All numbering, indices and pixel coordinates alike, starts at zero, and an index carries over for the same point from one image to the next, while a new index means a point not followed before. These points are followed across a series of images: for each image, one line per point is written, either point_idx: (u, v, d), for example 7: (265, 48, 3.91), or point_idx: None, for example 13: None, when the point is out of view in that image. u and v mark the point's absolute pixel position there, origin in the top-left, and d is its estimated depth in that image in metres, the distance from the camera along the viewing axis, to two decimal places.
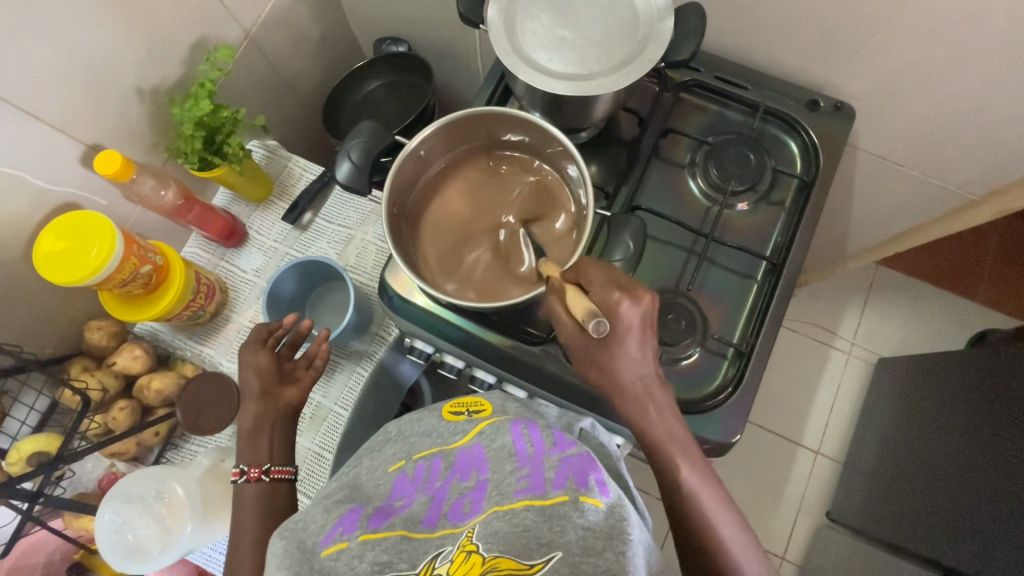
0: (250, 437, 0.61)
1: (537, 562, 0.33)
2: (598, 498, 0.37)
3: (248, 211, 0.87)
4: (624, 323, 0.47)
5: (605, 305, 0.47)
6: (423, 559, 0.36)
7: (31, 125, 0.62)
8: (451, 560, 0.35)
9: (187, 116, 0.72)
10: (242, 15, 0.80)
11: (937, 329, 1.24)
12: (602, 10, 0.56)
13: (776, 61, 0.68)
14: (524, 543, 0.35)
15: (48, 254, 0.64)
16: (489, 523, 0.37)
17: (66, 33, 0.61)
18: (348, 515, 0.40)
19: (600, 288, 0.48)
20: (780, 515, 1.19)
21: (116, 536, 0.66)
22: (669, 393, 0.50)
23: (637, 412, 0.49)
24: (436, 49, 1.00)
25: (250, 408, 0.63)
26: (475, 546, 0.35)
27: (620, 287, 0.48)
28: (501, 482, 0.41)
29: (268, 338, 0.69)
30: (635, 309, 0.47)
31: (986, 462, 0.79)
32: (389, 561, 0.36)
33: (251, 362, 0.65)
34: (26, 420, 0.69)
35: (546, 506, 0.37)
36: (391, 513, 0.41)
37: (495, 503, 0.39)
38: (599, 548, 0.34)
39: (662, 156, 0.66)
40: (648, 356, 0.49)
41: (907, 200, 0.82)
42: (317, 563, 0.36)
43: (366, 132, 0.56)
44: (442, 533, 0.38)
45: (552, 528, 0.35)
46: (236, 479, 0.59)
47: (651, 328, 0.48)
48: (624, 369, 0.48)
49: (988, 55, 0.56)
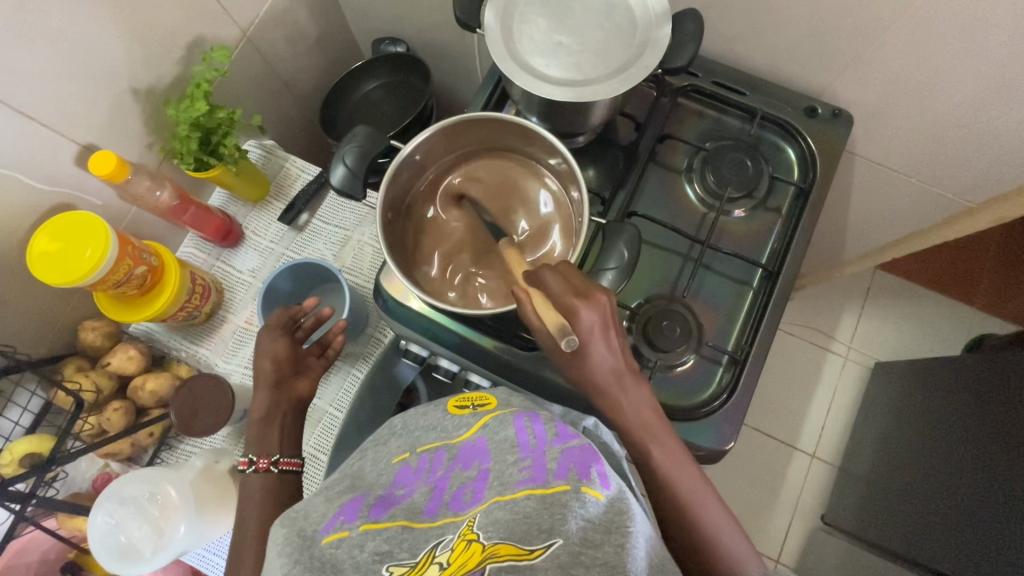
0: (261, 426, 0.61)
1: (537, 548, 0.34)
2: (599, 490, 0.36)
3: (244, 211, 0.87)
4: (585, 327, 0.48)
5: (565, 310, 0.48)
6: (424, 547, 0.37)
7: (25, 125, 0.62)
8: (452, 548, 0.36)
9: (183, 117, 0.72)
10: (239, 16, 0.80)
11: (934, 334, 1.24)
12: (598, 15, 0.56)
13: (774, 68, 0.68)
14: (525, 529, 0.35)
15: (42, 254, 0.63)
16: (490, 513, 0.37)
17: (62, 35, 0.61)
18: (351, 503, 0.40)
19: (559, 295, 0.48)
20: (776, 518, 1.19)
21: (109, 537, 0.66)
22: (642, 385, 0.51)
23: (612, 406, 0.50)
24: (435, 50, 1.00)
25: (262, 397, 0.63)
26: (476, 535, 0.36)
27: (578, 290, 0.49)
28: (503, 472, 0.41)
29: (289, 322, 0.69)
30: (594, 313, 0.48)
31: (978, 471, 0.80)
32: (390, 551, 0.36)
33: (269, 349, 0.65)
34: (19, 421, 0.69)
35: (547, 495, 0.37)
36: (392, 503, 0.41)
37: (496, 493, 0.39)
38: (598, 541, 0.34)
39: (659, 161, 0.65)
40: (617, 350, 0.50)
41: (905, 207, 0.82)
42: (318, 551, 0.36)
43: (361, 137, 0.56)
44: (442, 522, 0.39)
45: (552, 516, 0.35)
46: (245, 469, 0.59)
47: (613, 325, 0.49)
48: (599, 366, 0.50)
49: (987, 65, 0.56)
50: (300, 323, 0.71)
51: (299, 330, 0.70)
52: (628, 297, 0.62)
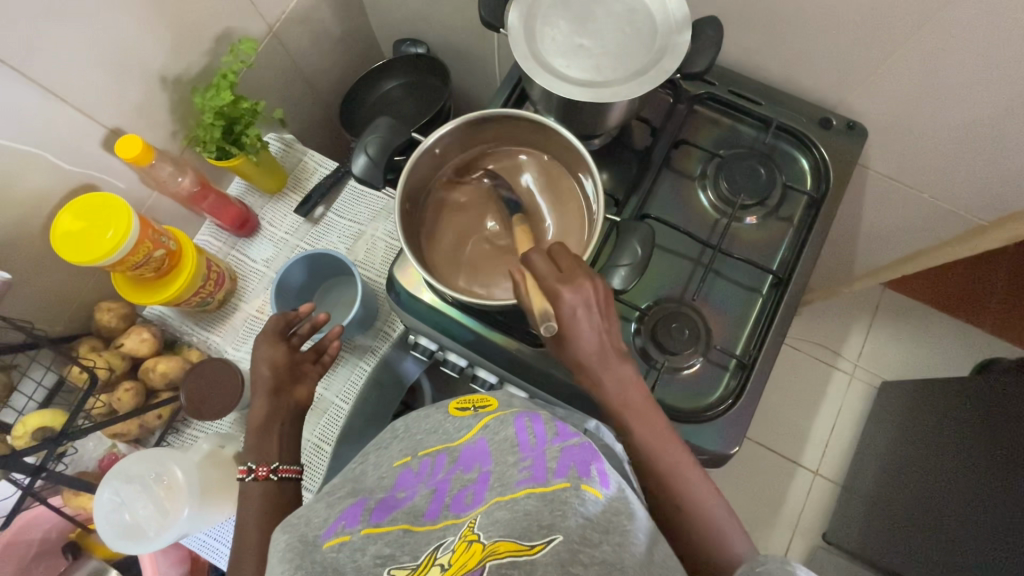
0: (260, 435, 0.62)
1: (537, 544, 0.33)
2: (599, 488, 0.37)
3: (262, 202, 0.89)
4: (569, 310, 0.47)
5: (549, 294, 0.48)
6: (425, 551, 0.36)
7: (56, 107, 0.63)
8: (453, 550, 0.35)
9: (209, 105, 0.74)
10: (267, 11, 0.82)
11: (943, 354, 1.23)
12: (619, 20, 0.57)
13: (791, 79, 0.69)
14: (525, 526, 0.34)
15: (65, 233, 0.65)
16: (491, 513, 0.36)
17: (96, 21, 0.63)
18: (352, 508, 0.40)
19: (546, 278, 0.48)
20: (777, 533, 1.18)
21: (114, 515, 0.67)
22: (627, 363, 0.50)
23: (596, 384, 0.50)
24: (456, 52, 1.01)
25: (260, 406, 0.63)
26: (476, 535, 0.35)
27: (566, 273, 0.48)
28: (504, 473, 0.40)
29: (284, 329, 0.69)
30: (577, 296, 0.47)
31: (982, 495, 0.79)
32: (392, 554, 0.35)
33: (265, 356, 0.66)
34: (32, 396, 0.71)
35: (546, 493, 0.36)
36: (393, 507, 0.40)
37: (496, 494, 0.38)
38: (597, 540, 0.34)
39: (674, 167, 0.66)
40: (603, 330, 0.49)
41: (916, 223, 0.82)
42: (319, 556, 0.35)
43: (383, 128, 0.57)
44: (444, 524, 0.38)
45: (553, 513, 0.35)
46: (243, 477, 0.59)
47: (598, 306, 0.48)
48: (582, 346, 0.49)
49: (999, 85, 0.57)
50: (296, 329, 0.70)
51: (295, 336, 0.70)
52: (638, 299, 0.62)
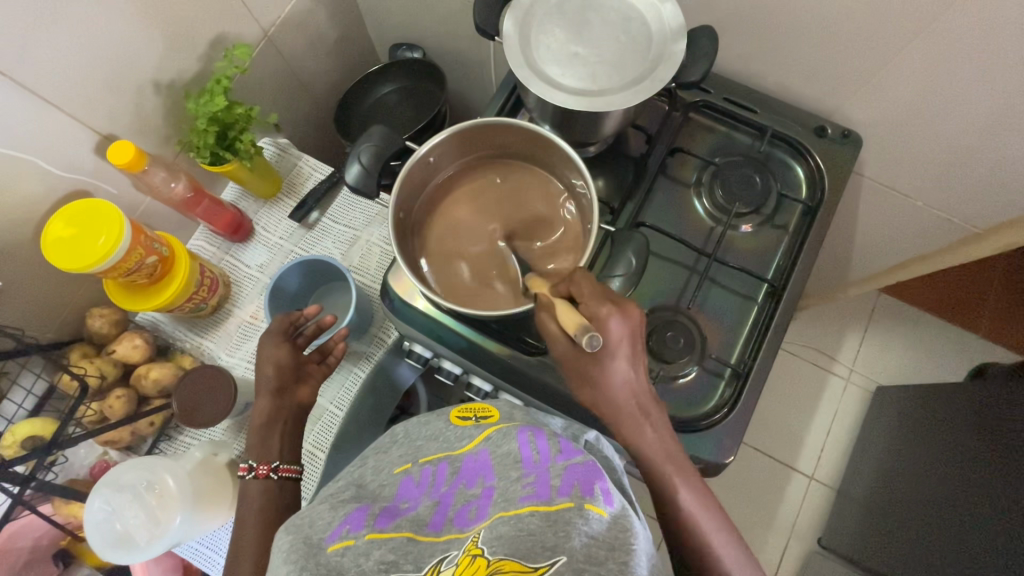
0: (262, 434, 0.61)
1: (541, 565, 0.32)
2: (603, 507, 0.36)
3: (256, 207, 0.88)
4: (612, 337, 0.48)
5: (593, 318, 0.48)
6: (428, 562, 0.34)
7: (47, 112, 0.63)
8: (456, 564, 0.34)
9: (202, 111, 0.73)
10: (262, 15, 0.81)
11: (937, 360, 1.24)
12: (615, 28, 0.57)
13: (787, 87, 0.69)
14: (528, 546, 0.34)
15: (56, 239, 0.64)
16: (495, 527, 0.36)
17: (89, 26, 0.62)
18: (355, 513, 0.38)
19: (591, 301, 0.49)
20: (772, 538, 1.18)
21: (105, 524, 0.66)
22: (660, 411, 0.50)
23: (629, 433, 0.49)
24: (452, 57, 1.01)
25: (261, 404, 0.63)
26: (480, 550, 0.34)
27: (613, 302, 0.49)
28: (507, 489, 0.39)
29: (288, 329, 0.69)
30: (625, 323, 0.48)
31: (977, 501, 0.79)
32: (394, 561, 0.34)
33: (270, 355, 0.65)
34: (22, 404, 0.70)
35: (551, 511, 0.36)
36: (397, 515, 0.39)
37: (501, 509, 0.37)
38: (602, 558, 0.33)
39: (669, 174, 0.66)
40: (639, 369, 0.49)
41: (911, 230, 0.82)
42: (324, 559, 0.34)
43: (377, 137, 0.57)
44: (447, 538, 0.37)
45: (557, 533, 0.34)
46: (244, 475, 0.58)
47: (639, 342, 0.49)
48: (615, 385, 0.49)
49: (991, 94, 0.58)
50: (301, 329, 0.70)
51: (299, 337, 0.70)
52: None
